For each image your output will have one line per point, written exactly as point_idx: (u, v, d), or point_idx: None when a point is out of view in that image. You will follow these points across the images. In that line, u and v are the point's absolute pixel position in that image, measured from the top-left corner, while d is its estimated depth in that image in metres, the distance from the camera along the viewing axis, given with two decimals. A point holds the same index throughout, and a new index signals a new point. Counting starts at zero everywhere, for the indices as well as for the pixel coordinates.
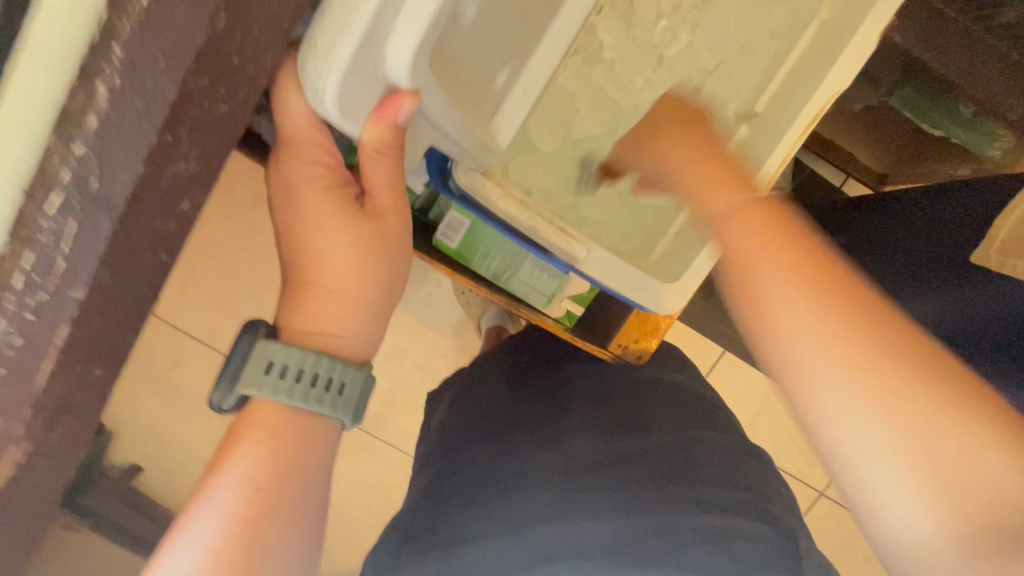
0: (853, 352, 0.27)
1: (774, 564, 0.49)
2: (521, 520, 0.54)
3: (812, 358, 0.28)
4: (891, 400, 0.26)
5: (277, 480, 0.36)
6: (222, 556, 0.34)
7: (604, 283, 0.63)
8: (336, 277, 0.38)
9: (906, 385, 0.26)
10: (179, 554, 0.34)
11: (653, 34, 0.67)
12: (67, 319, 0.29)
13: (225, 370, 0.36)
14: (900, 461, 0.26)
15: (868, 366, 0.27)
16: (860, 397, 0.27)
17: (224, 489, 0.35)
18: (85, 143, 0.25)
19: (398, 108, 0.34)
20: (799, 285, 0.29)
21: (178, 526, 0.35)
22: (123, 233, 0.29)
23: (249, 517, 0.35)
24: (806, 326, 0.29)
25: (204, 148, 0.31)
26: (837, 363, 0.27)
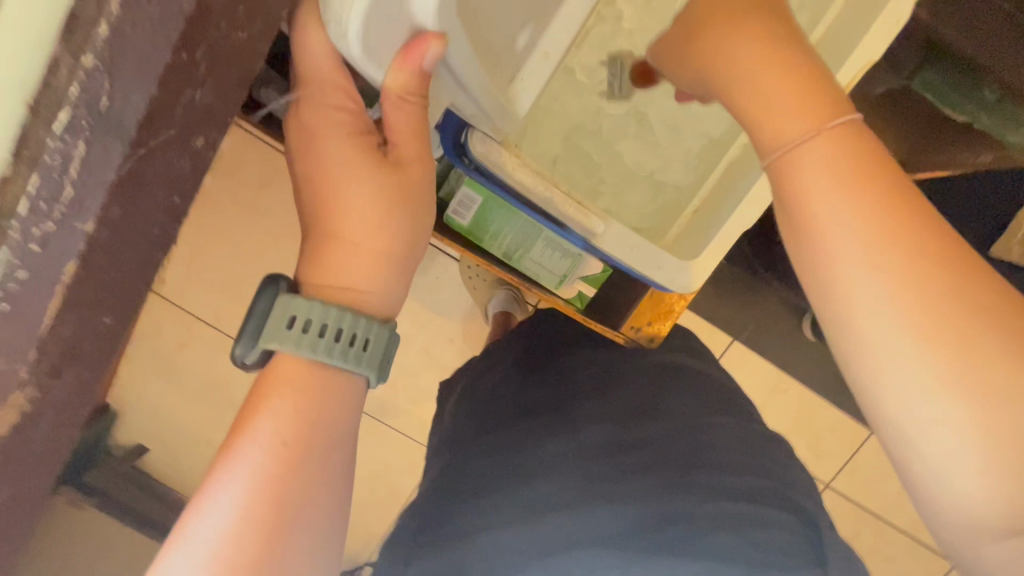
0: (897, 266, 0.30)
1: (799, 552, 0.47)
2: (537, 507, 0.53)
3: (853, 271, 0.31)
4: (920, 303, 0.29)
5: (302, 439, 0.35)
6: (252, 512, 0.33)
7: (622, 257, 0.61)
8: (361, 231, 0.37)
9: (932, 294, 0.29)
10: (207, 512, 0.33)
11: (676, 2, 0.65)
12: (75, 255, 0.27)
13: (245, 326, 0.35)
14: (923, 362, 0.29)
15: (910, 274, 0.30)
16: (895, 303, 0.30)
17: (251, 451, 0.34)
18: (94, 53, 0.24)
19: (424, 52, 0.33)
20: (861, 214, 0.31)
21: (204, 485, 0.34)
22: (136, 164, 0.27)
23: (279, 479, 0.34)
24: (855, 246, 0.31)
25: (223, 80, 0.30)
26: (887, 279, 0.30)
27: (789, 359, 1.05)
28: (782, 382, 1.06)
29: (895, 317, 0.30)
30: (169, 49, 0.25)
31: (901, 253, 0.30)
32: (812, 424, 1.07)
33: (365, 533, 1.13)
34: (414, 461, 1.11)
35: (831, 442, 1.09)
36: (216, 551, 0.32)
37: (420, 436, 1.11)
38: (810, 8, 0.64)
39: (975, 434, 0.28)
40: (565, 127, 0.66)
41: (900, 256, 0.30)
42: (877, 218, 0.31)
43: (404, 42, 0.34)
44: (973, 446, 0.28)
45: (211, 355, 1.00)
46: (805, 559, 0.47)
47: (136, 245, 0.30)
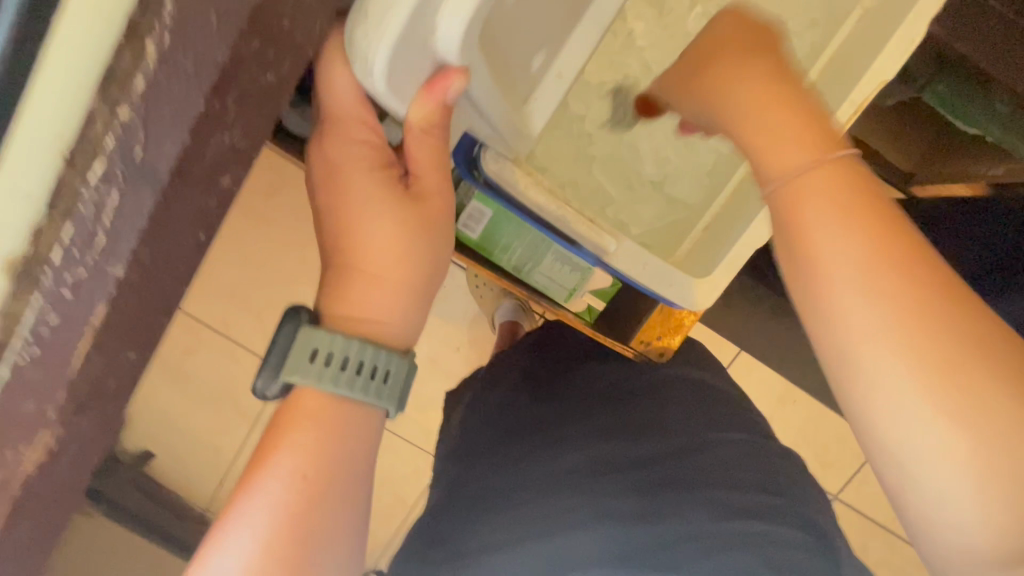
0: (906, 327, 0.28)
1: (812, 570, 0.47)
2: (546, 525, 0.52)
3: (878, 340, 0.29)
4: (936, 358, 0.28)
5: (325, 473, 0.35)
6: (274, 547, 0.33)
7: (633, 277, 0.61)
8: (382, 263, 0.37)
9: (943, 356, 0.28)
10: (229, 549, 0.33)
11: (688, 20, 0.64)
12: (104, 296, 0.28)
13: (268, 358, 0.35)
14: (945, 419, 0.27)
15: (935, 335, 0.28)
16: (918, 367, 0.28)
17: (272, 484, 0.35)
18: (129, 105, 0.24)
19: (447, 87, 0.33)
20: (844, 226, 0.31)
21: (224, 517, 0.35)
22: (165, 208, 0.28)
23: (298, 511, 0.34)
24: (869, 314, 0.29)
25: (251, 121, 0.30)
26: (903, 339, 0.28)
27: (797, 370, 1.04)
28: (790, 394, 1.06)
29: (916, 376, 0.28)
30: (201, 98, 0.26)
31: (908, 319, 0.29)
32: (820, 435, 1.07)
33: (371, 541, 1.13)
34: (420, 470, 1.11)
35: (839, 454, 1.08)
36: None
37: (427, 446, 1.11)
38: (822, 26, 0.64)
39: (976, 472, 0.27)
40: (576, 143, 0.66)
41: (892, 283, 0.29)
42: (895, 289, 0.29)
43: (427, 76, 0.34)
44: (967, 470, 0.27)
45: (220, 364, 1.00)
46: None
47: (161, 281, 0.30)
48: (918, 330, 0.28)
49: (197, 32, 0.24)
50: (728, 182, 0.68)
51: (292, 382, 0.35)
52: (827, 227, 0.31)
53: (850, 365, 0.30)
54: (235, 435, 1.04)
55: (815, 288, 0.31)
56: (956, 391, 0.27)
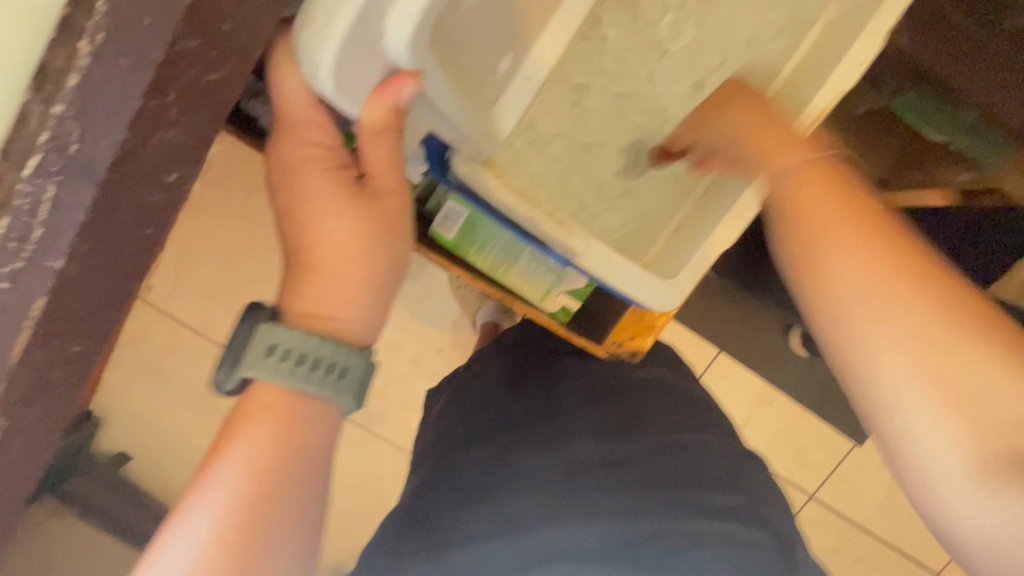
0: (903, 307, 0.33)
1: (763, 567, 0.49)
2: (516, 523, 0.53)
3: (871, 319, 0.33)
4: (921, 332, 0.32)
5: (280, 463, 0.36)
6: (229, 533, 0.34)
7: (600, 277, 0.62)
8: (339, 263, 0.38)
9: (940, 330, 0.32)
10: (182, 533, 0.34)
11: (658, 27, 0.66)
12: (42, 295, 0.28)
13: (227, 351, 0.36)
14: (953, 416, 0.31)
15: (907, 314, 0.33)
16: (898, 339, 0.33)
17: (227, 473, 0.35)
18: (64, 103, 0.25)
19: (399, 90, 0.34)
20: (864, 250, 0.35)
21: (182, 505, 0.35)
22: (107, 202, 0.28)
23: (251, 500, 0.35)
24: (908, 355, 0.32)
25: (195, 118, 0.30)
26: (892, 313, 0.33)
27: (772, 372, 1.06)
28: (765, 395, 1.08)
29: (907, 348, 0.32)
30: (139, 94, 0.26)
31: (935, 314, 0.32)
32: (794, 436, 1.09)
33: (349, 542, 1.13)
34: (400, 471, 1.11)
35: (814, 455, 1.10)
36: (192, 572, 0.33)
37: (407, 447, 1.11)
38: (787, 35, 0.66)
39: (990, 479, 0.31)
40: (546, 148, 0.67)
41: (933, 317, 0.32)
42: (907, 279, 0.33)
43: (377, 81, 0.35)
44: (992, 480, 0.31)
45: (197, 364, 1.00)
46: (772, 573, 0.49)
47: (107, 275, 0.31)
48: (951, 316, 0.32)
49: (133, 30, 0.25)
50: (697, 187, 0.70)
51: (247, 376, 0.35)
52: (859, 268, 0.34)
53: (847, 348, 0.34)
54: (212, 437, 1.03)
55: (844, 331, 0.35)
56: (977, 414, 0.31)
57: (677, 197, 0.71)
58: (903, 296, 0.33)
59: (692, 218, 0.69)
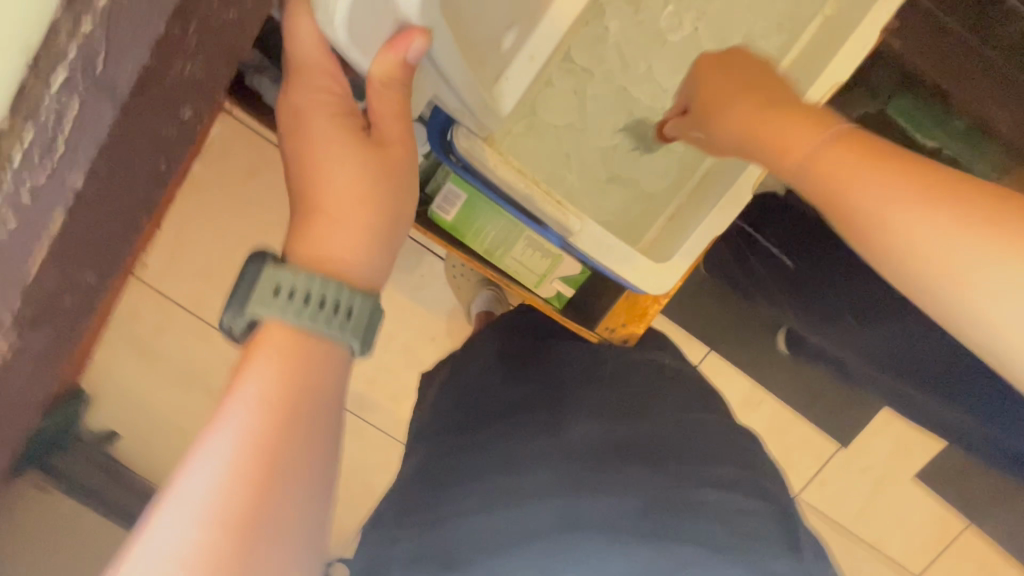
0: (905, 179, 0.36)
1: (774, 539, 0.50)
2: (519, 496, 0.54)
3: (878, 201, 0.36)
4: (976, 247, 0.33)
5: (288, 401, 0.37)
6: (242, 468, 0.35)
7: (593, 256, 0.63)
8: (343, 208, 0.39)
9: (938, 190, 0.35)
10: (195, 470, 0.34)
11: (660, 17, 0.67)
12: (60, 207, 0.28)
13: (236, 293, 0.37)
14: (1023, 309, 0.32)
15: (914, 181, 0.36)
16: (917, 203, 0.35)
17: (235, 412, 0.36)
18: (98, 17, 0.26)
19: (409, 44, 0.36)
20: (908, 199, 0.35)
21: (192, 447, 0.36)
22: (124, 124, 0.29)
23: (262, 439, 0.35)
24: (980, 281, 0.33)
25: (210, 52, 0.32)
26: (904, 191, 0.35)
27: (760, 370, 1.08)
28: (753, 394, 1.09)
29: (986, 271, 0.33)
30: (163, 18, 0.28)
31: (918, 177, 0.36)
32: (780, 435, 1.11)
33: (336, 528, 1.13)
34: (390, 458, 1.11)
35: (799, 454, 1.12)
36: (206, 510, 0.33)
37: (397, 434, 1.11)
38: (785, 30, 0.67)
39: None
40: (545, 132, 0.69)
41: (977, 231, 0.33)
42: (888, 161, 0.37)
43: (389, 36, 0.38)
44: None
45: (191, 342, 1.00)
46: (780, 546, 0.49)
47: (121, 205, 0.32)
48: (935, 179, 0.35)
49: None
50: (693, 175, 0.72)
51: (257, 316, 0.37)
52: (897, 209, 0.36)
53: (906, 264, 0.35)
54: (203, 416, 1.04)
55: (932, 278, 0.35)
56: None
57: (673, 184, 0.72)
58: (904, 173, 0.36)
59: (686, 205, 0.70)
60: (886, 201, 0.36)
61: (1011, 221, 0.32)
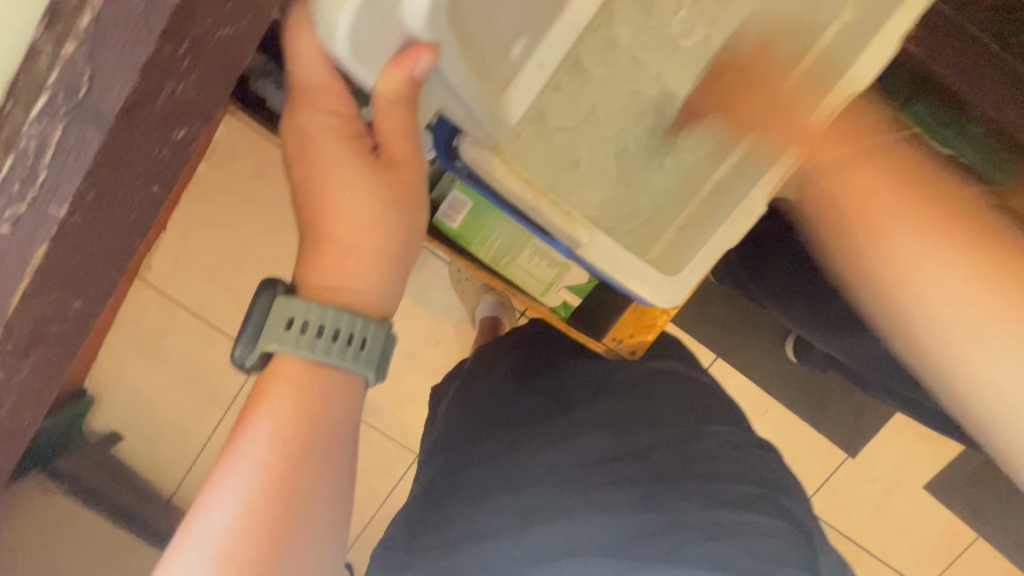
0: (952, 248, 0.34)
1: (790, 559, 0.48)
2: (530, 515, 0.53)
3: (921, 268, 0.34)
4: (971, 272, 0.33)
5: (305, 435, 0.36)
6: (259, 510, 0.34)
7: (603, 270, 0.62)
8: (354, 234, 0.38)
9: (984, 269, 0.33)
10: (211, 513, 0.34)
11: (671, 23, 0.66)
12: (45, 235, 0.28)
13: (244, 328, 0.37)
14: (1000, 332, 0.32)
15: (952, 242, 0.34)
16: (962, 277, 0.33)
17: (252, 448, 0.35)
18: (76, 40, 0.25)
19: (417, 61, 0.35)
20: (906, 209, 0.35)
21: (206, 485, 0.35)
22: (112, 149, 0.27)
23: (280, 474, 0.35)
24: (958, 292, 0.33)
25: (209, 72, 0.30)
26: (910, 215, 0.35)
27: (769, 378, 1.06)
28: (761, 403, 1.08)
29: (956, 284, 0.33)
30: (151, 42, 0.25)
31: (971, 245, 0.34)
32: (788, 444, 1.09)
33: None
34: (393, 464, 1.10)
35: (808, 464, 1.10)
36: (225, 548, 0.33)
37: (401, 440, 1.10)
38: (801, 38, 0.65)
39: None
40: (554, 139, 0.67)
41: (963, 242, 0.34)
42: (942, 218, 0.34)
43: (395, 52, 0.36)
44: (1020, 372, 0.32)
45: (194, 346, 0.99)
46: (795, 566, 0.48)
47: (108, 234, 0.30)
48: (990, 249, 0.33)
49: None
50: (708, 181, 0.69)
51: (269, 350, 0.36)
52: (888, 205, 0.36)
53: (893, 276, 0.36)
54: (205, 420, 1.03)
55: (891, 283, 0.36)
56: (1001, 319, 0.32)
57: (684, 193, 0.71)
58: (950, 239, 0.34)
59: (698, 215, 0.68)
60: (894, 216, 0.36)
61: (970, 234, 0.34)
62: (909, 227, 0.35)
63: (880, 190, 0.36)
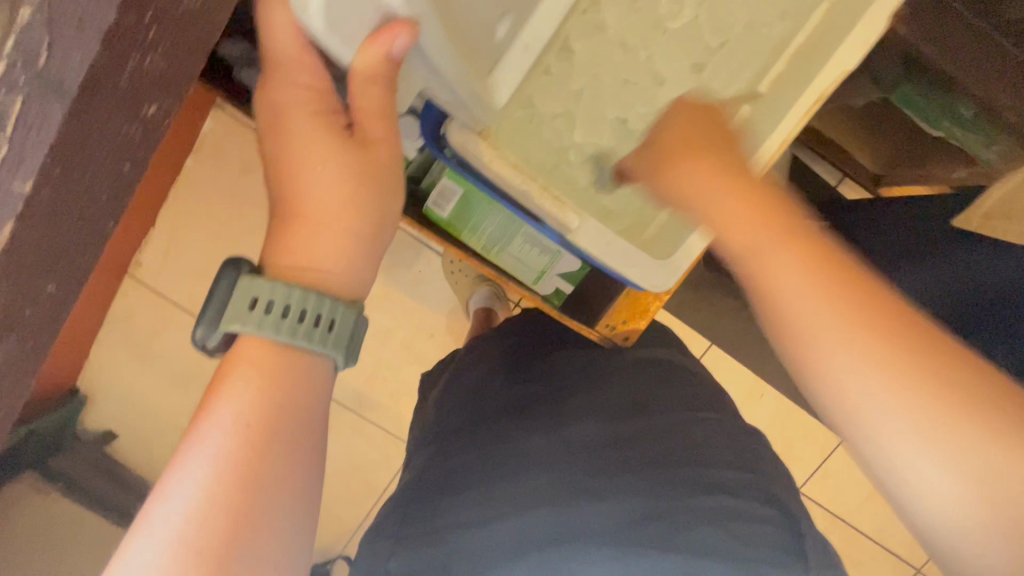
0: (866, 343, 0.33)
1: (775, 543, 0.48)
2: (517, 504, 0.52)
3: (825, 348, 0.34)
4: (861, 331, 0.33)
5: (266, 420, 0.36)
6: (216, 492, 0.33)
7: (595, 255, 0.61)
8: (324, 210, 0.38)
9: (911, 365, 0.32)
10: (171, 494, 0.33)
11: (659, 4, 0.65)
12: (8, 219, 0.26)
13: (207, 307, 0.36)
14: (908, 413, 0.31)
15: (839, 303, 0.34)
16: (858, 352, 0.33)
17: (214, 431, 0.35)
18: (32, 6, 0.24)
19: (393, 37, 0.34)
20: (785, 255, 0.36)
21: (170, 464, 0.35)
22: (76, 123, 0.27)
23: (240, 459, 0.34)
24: (859, 356, 0.33)
25: (172, 45, 0.31)
26: (807, 279, 0.35)
27: (763, 363, 1.06)
28: (756, 388, 1.08)
29: (852, 355, 0.33)
30: (113, 10, 0.25)
31: (903, 349, 0.32)
32: (782, 428, 1.09)
33: (337, 525, 1.12)
34: (390, 456, 1.10)
35: (802, 447, 1.10)
36: (183, 531, 0.32)
37: (397, 432, 1.10)
38: (789, 17, 0.65)
39: (953, 464, 0.30)
40: (543, 125, 0.67)
41: (853, 311, 0.34)
42: (850, 305, 0.34)
43: (373, 27, 0.35)
44: (927, 443, 0.31)
45: (185, 342, 0.98)
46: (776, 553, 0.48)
47: (83, 214, 0.30)
48: (931, 362, 0.32)
49: None
50: None
51: (231, 331, 0.35)
52: (795, 274, 0.36)
53: (800, 345, 0.35)
54: (199, 416, 1.02)
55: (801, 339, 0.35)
56: (916, 397, 0.31)
57: None
58: (843, 300, 0.34)
59: None
60: (791, 288, 0.35)
61: (846, 291, 0.34)
62: (810, 305, 0.35)
63: (782, 256, 0.37)
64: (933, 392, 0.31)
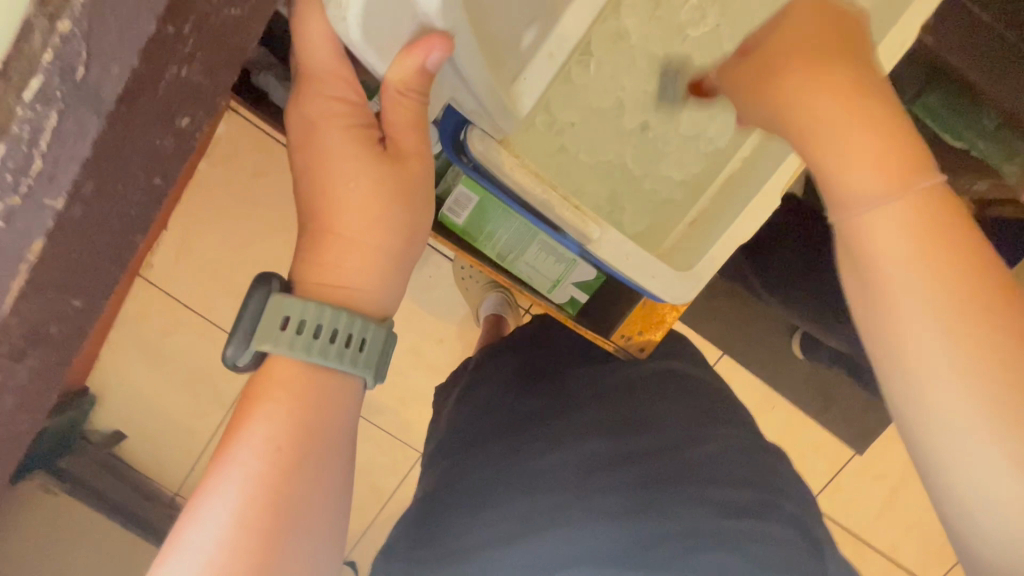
0: (949, 311, 0.32)
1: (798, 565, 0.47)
2: (537, 522, 0.51)
3: (914, 311, 0.33)
4: (940, 297, 0.32)
5: (298, 443, 0.35)
6: (250, 516, 0.33)
7: (615, 266, 0.60)
8: (353, 225, 0.38)
9: (992, 341, 0.31)
10: (204, 520, 0.32)
11: (681, 11, 0.64)
12: (41, 233, 0.26)
13: (237, 328, 0.35)
14: (973, 396, 0.31)
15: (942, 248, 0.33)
16: (940, 324, 0.32)
17: (246, 456, 0.34)
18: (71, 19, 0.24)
19: (429, 50, 0.34)
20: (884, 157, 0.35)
21: (199, 491, 0.34)
22: (111, 136, 0.27)
23: (274, 484, 0.34)
24: (934, 330, 0.32)
25: (212, 56, 0.30)
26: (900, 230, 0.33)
27: (777, 375, 1.05)
28: (769, 399, 1.06)
29: (939, 325, 0.32)
30: (154, 20, 0.25)
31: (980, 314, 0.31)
32: (795, 440, 1.08)
33: None
34: (397, 462, 1.09)
35: (815, 461, 1.09)
36: (213, 559, 0.31)
37: (405, 439, 1.09)
38: None
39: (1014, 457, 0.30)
40: (564, 132, 0.66)
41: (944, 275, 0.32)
42: (951, 258, 0.32)
43: (408, 41, 0.36)
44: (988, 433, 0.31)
45: (196, 345, 0.98)
46: None
47: (113, 225, 0.30)
48: (1010, 331, 0.31)
49: None
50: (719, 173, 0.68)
51: (262, 352, 0.35)
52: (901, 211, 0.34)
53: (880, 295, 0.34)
54: (208, 419, 1.02)
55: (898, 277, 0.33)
56: (984, 379, 0.31)
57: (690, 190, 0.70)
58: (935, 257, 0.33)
59: (710, 211, 0.66)
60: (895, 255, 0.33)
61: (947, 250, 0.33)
62: (906, 258, 0.33)
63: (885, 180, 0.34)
64: (1004, 373, 0.30)
